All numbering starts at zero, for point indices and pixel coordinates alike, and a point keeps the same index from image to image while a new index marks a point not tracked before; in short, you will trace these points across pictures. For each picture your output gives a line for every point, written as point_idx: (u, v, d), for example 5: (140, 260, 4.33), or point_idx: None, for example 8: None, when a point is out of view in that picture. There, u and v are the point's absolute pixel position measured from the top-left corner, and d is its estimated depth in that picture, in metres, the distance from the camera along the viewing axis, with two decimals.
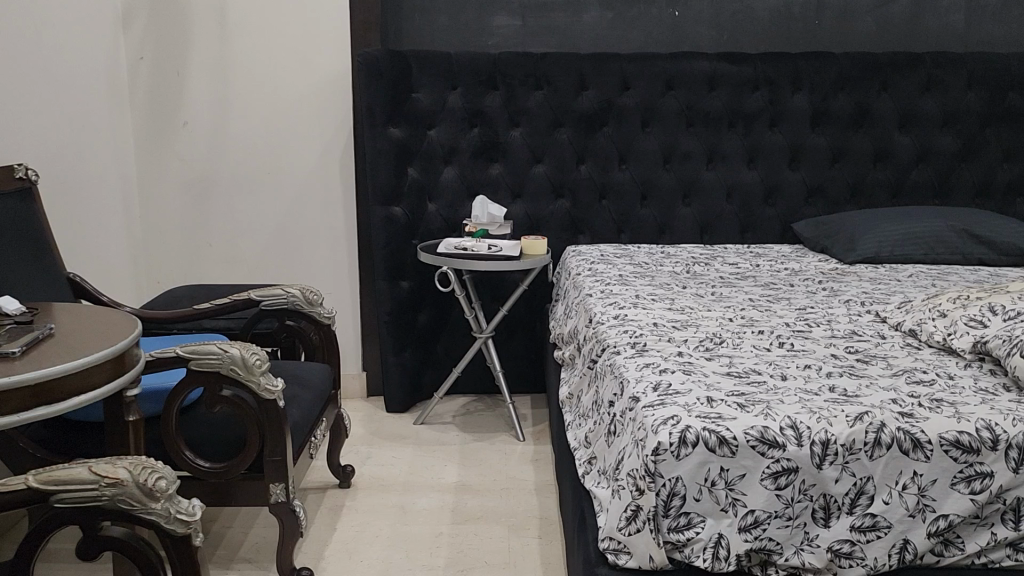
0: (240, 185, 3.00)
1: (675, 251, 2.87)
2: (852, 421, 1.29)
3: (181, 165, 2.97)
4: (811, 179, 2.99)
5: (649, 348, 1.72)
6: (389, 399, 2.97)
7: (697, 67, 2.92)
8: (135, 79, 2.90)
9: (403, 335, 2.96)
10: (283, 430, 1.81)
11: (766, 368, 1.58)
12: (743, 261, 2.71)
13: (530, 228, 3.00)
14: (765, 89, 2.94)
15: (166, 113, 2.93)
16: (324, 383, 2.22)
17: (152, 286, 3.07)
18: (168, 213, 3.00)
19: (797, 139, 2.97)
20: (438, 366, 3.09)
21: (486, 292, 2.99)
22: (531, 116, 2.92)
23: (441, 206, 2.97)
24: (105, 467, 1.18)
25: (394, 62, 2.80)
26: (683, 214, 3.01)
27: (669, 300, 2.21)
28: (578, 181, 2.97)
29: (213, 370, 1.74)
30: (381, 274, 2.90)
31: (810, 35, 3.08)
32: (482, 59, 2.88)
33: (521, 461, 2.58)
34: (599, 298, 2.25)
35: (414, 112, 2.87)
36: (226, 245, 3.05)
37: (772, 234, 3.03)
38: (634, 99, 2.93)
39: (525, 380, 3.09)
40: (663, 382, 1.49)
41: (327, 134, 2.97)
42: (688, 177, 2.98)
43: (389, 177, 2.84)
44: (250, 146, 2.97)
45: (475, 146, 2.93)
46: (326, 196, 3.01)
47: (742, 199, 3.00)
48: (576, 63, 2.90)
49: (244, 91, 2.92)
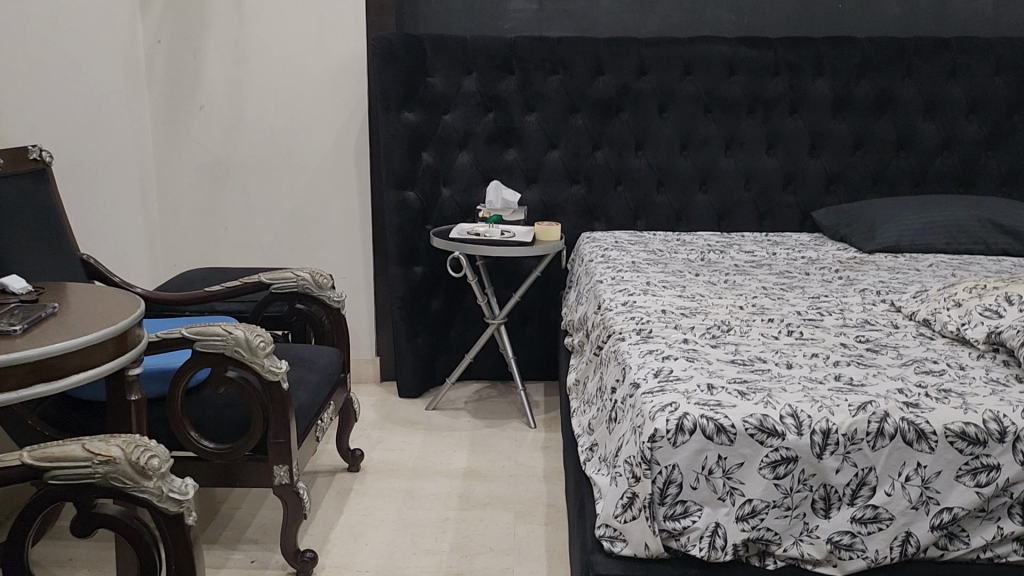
0: (256, 169, 3.00)
1: (690, 238, 2.83)
2: (854, 411, 1.26)
3: (198, 148, 2.98)
4: (832, 167, 2.94)
5: (654, 335, 1.70)
6: (402, 384, 2.98)
7: (716, 52, 2.87)
8: (151, 62, 2.91)
9: (416, 321, 2.96)
10: (288, 412, 1.81)
11: (771, 356, 1.55)
12: (760, 249, 2.67)
13: (544, 214, 2.98)
14: (786, 74, 2.89)
15: (183, 96, 2.94)
16: (332, 366, 2.22)
17: (168, 269, 3.09)
18: (184, 197, 3.02)
19: (818, 125, 2.91)
20: (451, 351, 3.08)
21: (499, 278, 2.98)
22: (547, 101, 2.90)
23: (456, 191, 2.96)
24: (98, 445, 1.19)
25: (409, 46, 2.78)
26: (700, 201, 2.97)
27: (680, 288, 2.18)
28: (594, 167, 2.95)
29: (217, 352, 1.74)
30: (394, 260, 2.89)
31: (833, 19, 3.02)
32: (497, 44, 2.85)
33: (531, 448, 2.57)
34: (609, 284, 2.23)
35: (429, 97, 2.86)
36: (240, 229, 3.06)
37: (790, 222, 2.98)
38: (651, 84, 2.89)
39: (538, 367, 3.08)
40: (665, 369, 1.47)
41: (342, 119, 2.96)
42: (705, 163, 2.94)
43: (403, 162, 2.82)
44: (266, 129, 2.97)
45: (490, 131, 2.91)
46: (340, 181, 3.01)
47: (761, 186, 2.95)
48: (593, 48, 2.87)
49: (259, 74, 2.92)
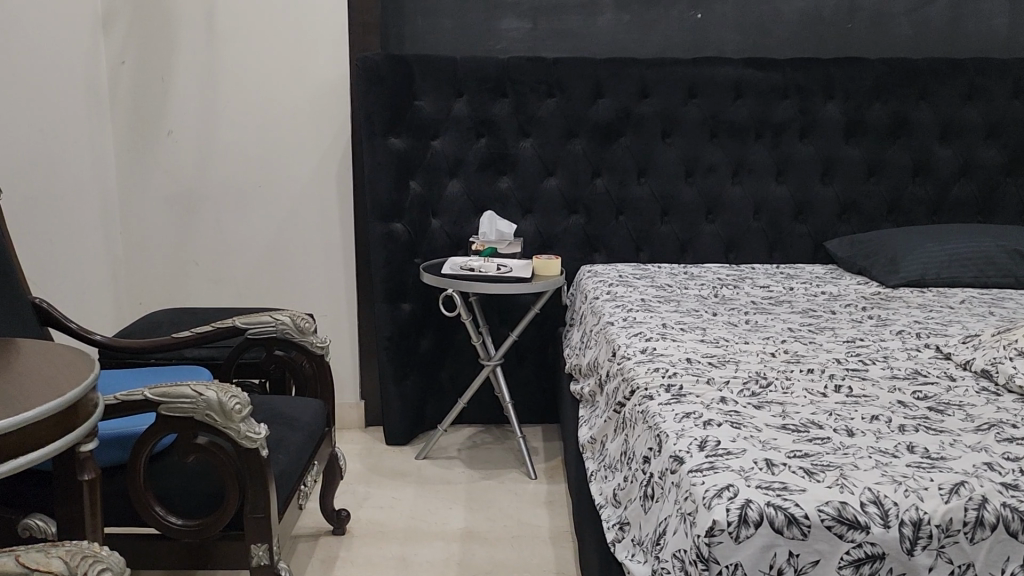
0: (230, 199, 2.78)
1: (698, 271, 2.65)
2: (946, 496, 1.07)
3: (166, 177, 2.76)
4: (846, 195, 2.77)
5: (687, 392, 1.50)
6: (389, 431, 2.75)
7: (722, 73, 2.70)
8: (116, 84, 2.69)
9: (404, 363, 2.74)
10: (267, 484, 1.59)
11: (827, 420, 1.35)
12: (775, 284, 2.49)
13: (541, 246, 2.79)
14: (795, 97, 2.72)
15: (150, 121, 2.72)
16: (316, 421, 2.00)
17: (134, 307, 2.85)
18: (151, 229, 2.79)
19: (830, 151, 2.75)
20: (441, 394, 2.87)
21: (493, 315, 2.77)
22: (543, 126, 2.71)
23: (446, 222, 2.76)
24: (36, 558, 0.96)
25: (395, 67, 2.58)
26: (707, 232, 2.79)
27: (700, 331, 1.98)
28: (593, 196, 2.76)
29: (185, 416, 1.52)
30: (380, 297, 2.67)
31: (842, 39, 2.86)
32: (490, 65, 2.66)
33: (533, 504, 2.35)
34: (622, 327, 2.03)
35: (417, 121, 2.66)
36: (212, 264, 2.83)
37: (802, 253, 2.81)
38: (654, 107, 2.71)
39: (536, 410, 2.87)
40: (710, 439, 1.26)
41: (324, 144, 2.75)
42: (712, 191, 2.76)
43: (390, 191, 2.61)
44: (241, 157, 2.75)
45: (482, 158, 2.72)
46: (322, 211, 2.80)
47: (770, 216, 2.77)
48: (591, 69, 2.69)
49: (233, 98, 2.71)
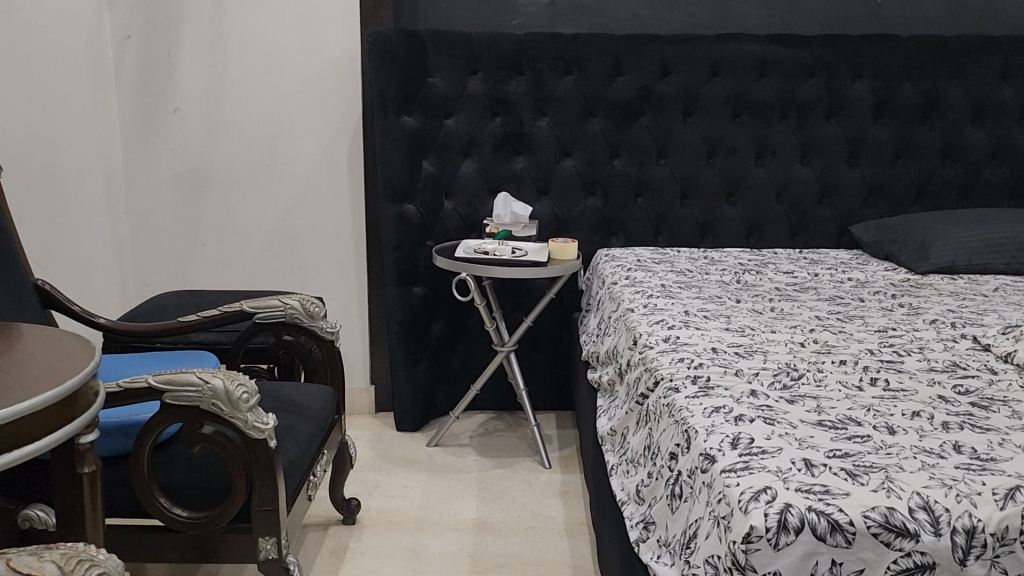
0: (238, 178, 2.71)
1: (719, 256, 2.58)
2: (1001, 502, 1.00)
3: (172, 156, 2.69)
4: (872, 177, 2.68)
5: (715, 385, 1.42)
6: (400, 417, 2.69)
7: (747, 50, 2.61)
8: (121, 59, 2.62)
9: (416, 348, 2.67)
10: (276, 476, 1.52)
11: (865, 417, 1.28)
12: (799, 270, 2.41)
13: (556, 229, 2.71)
14: (822, 75, 2.63)
15: (156, 98, 2.65)
16: (325, 409, 1.94)
17: (140, 289, 2.79)
18: (157, 208, 2.72)
19: (857, 131, 2.65)
20: (453, 380, 2.80)
21: (507, 299, 2.70)
22: (560, 105, 2.63)
23: (460, 203, 2.68)
24: (28, 562, 0.89)
25: (408, 42, 2.50)
26: (728, 215, 2.70)
27: (724, 318, 1.91)
28: (611, 177, 2.67)
29: (192, 405, 1.46)
30: (391, 280, 2.60)
31: (872, 15, 2.76)
32: (506, 41, 2.58)
33: (548, 495, 2.29)
34: (643, 314, 1.95)
35: (430, 99, 2.58)
36: (219, 246, 2.76)
37: (826, 238, 2.72)
38: (675, 86, 2.63)
39: (549, 397, 2.81)
40: (743, 436, 1.19)
41: (334, 123, 2.68)
42: (734, 173, 2.67)
43: (402, 171, 2.54)
44: (248, 137, 2.68)
45: (497, 137, 2.64)
46: (332, 193, 2.73)
47: (794, 199, 2.69)
48: (611, 45, 2.60)
49: (241, 75, 2.63)
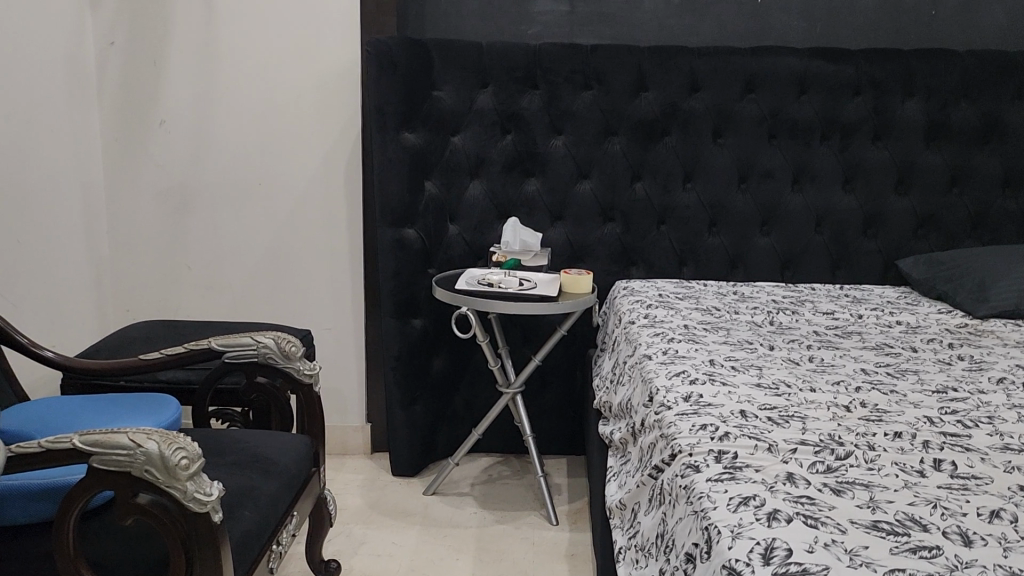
0: (227, 197, 2.51)
1: (749, 292, 2.33)
2: None
3: (157, 171, 2.49)
4: (923, 207, 2.41)
5: (743, 466, 1.17)
6: (395, 461, 2.46)
7: (786, 65, 2.36)
8: (104, 67, 2.43)
9: (415, 386, 2.44)
10: (220, 553, 1.30)
11: (931, 517, 1.02)
12: (841, 310, 2.16)
13: (571, 258, 2.47)
14: (869, 93, 2.38)
15: (141, 109, 2.45)
16: (298, 463, 1.71)
17: (121, 314, 2.59)
18: (140, 227, 2.53)
19: (908, 155, 2.39)
20: (456, 420, 2.57)
21: (516, 334, 2.47)
22: (577, 122, 2.40)
23: (466, 228, 2.45)
24: None
25: (412, 52, 2.28)
26: (761, 246, 2.45)
27: (755, 371, 1.65)
28: (632, 202, 2.43)
29: (121, 472, 1.24)
30: (388, 312, 2.38)
31: (924, 28, 2.50)
32: (520, 51, 2.35)
33: (554, 558, 2.04)
34: (661, 362, 1.70)
35: (435, 114, 2.36)
36: (206, 270, 2.56)
37: (869, 273, 2.45)
38: (704, 103, 2.39)
39: (560, 441, 2.56)
40: (778, 545, 0.94)
41: (331, 139, 2.47)
42: (769, 200, 2.42)
43: (403, 193, 2.32)
44: (239, 152, 2.48)
45: (508, 157, 2.42)
46: (327, 214, 2.51)
47: (835, 229, 2.43)
48: (634, 57, 2.36)
49: (232, 85, 2.43)
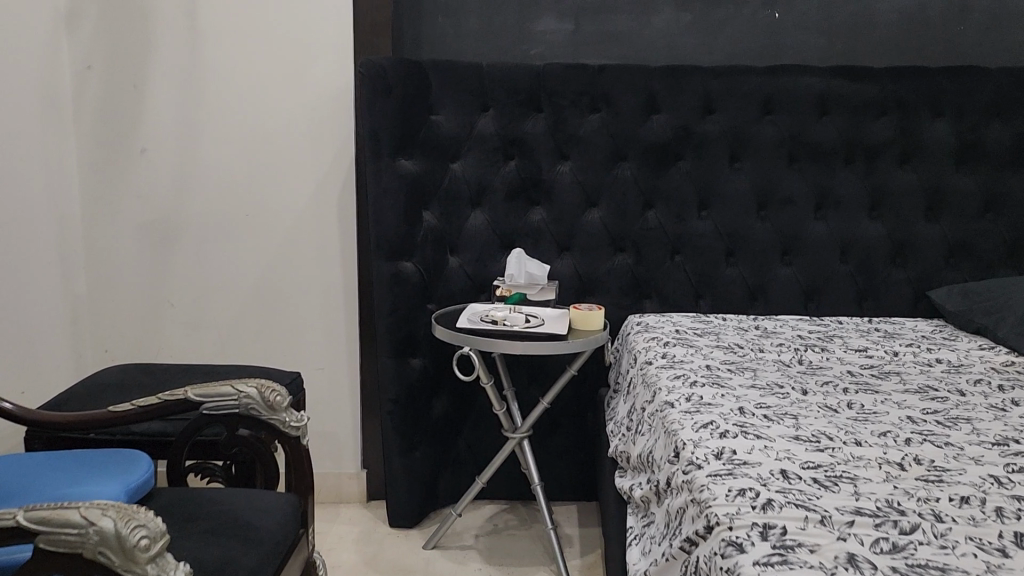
0: (213, 229, 2.35)
1: (772, 326, 2.17)
2: None
3: (138, 204, 2.34)
4: (955, 234, 2.26)
5: (796, 547, 1.00)
6: (393, 511, 2.29)
7: (806, 84, 2.21)
8: (80, 93, 2.28)
9: (413, 430, 2.27)
10: None
11: None
12: (874, 347, 1.99)
13: (579, 291, 2.31)
14: (895, 113, 2.23)
15: (119, 137, 2.31)
16: (283, 527, 1.54)
17: (99, 355, 2.42)
18: (120, 262, 2.37)
19: (938, 179, 2.24)
20: (458, 465, 2.40)
21: (522, 374, 2.32)
22: (584, 147, 2.25)
23: (467, 260, 2.29)
24: None
25: (408, 73, 2.14)
26: (782, 276, 2.29)
27: (791, 421, 1.49)
28: (644, 232, 2.28)
29: (72, 553, 1.08)
30: (384, 351, 2.22)
31: (951, 44, 2.36)
32: (522, 72, 2.21)
33: None
34: (685, 410, 1.54)
35: (433, 140, 2.21)
36: (190, 307, 2.40)
37: (899, 304, 2.29)
38: (720, 125, 2.24)
39: (569, 487, 2.39)
40: None
41: (323, 168, 2.31)
42: (791, 227, 2.26)
43: (399, 224, 2.17)
44: (225, 182, 2.33)
45: (511, 184, 2.26)
46: (318, 247, 2.36)
47: (861, 259, 2.27)
48: (644, 78, 2.22)
49: (217, 111, 2.29)
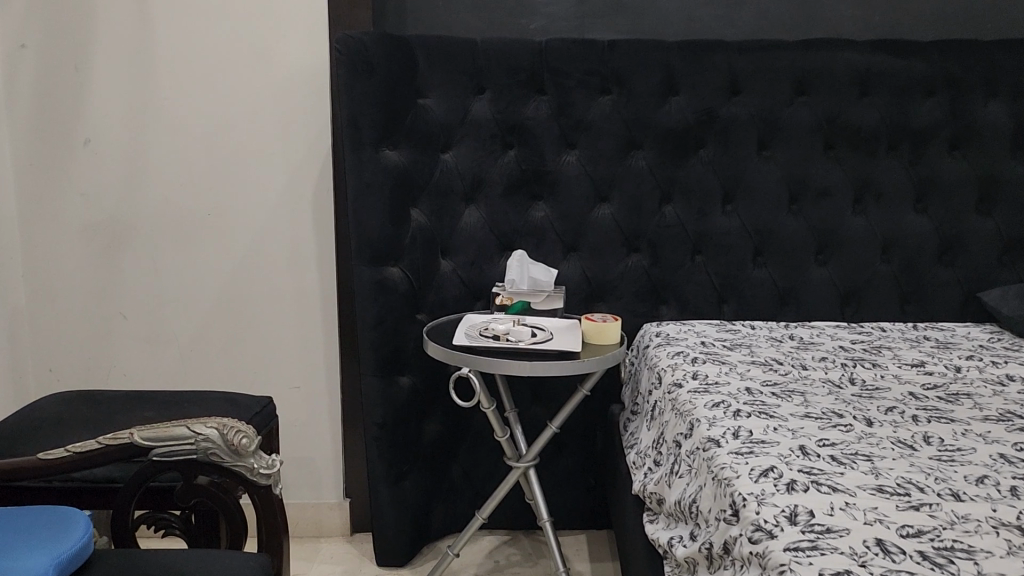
0: (171, 230, 2.06)
1: (809, 336, 1.91)
2: None
3: (82, 203, 2.04)
4: (1009, 227, 2.01)
5: None
6: (380, 548, 2.02)
7: (845, 61, 1.96)
8: (12, 76, 1.98)
9: (403, 456, 2.01)
10: None
11: None
12: (932, 360, 1.74)
13: (588, 297, 2.05)
14: (944, 93, 1.98)
15: (59, 127, 2.00)
16: None
17: (42, 375, 2.12)
18: (63, 270, 2.07)
19: (990, 166, 1.99)
20: (452, 493, 2.13)
21: (524, 391, 2.05)
22: (593, 134, 1.98)
23: (460, 263, 2.02)
24: None
25: (391, 50, 1.85)
26: (816, 277, 2.03)
27: (866, 464, 1.23)
28: (662, 229, 2.01)
29: None
30: (368, 369, 1.95)
31: (1001, 16, 2.11)
32: (523, 48, 1.93)
33: None
34: (737, 451, 1.28)
35: (421, 127, 1.93)
36: (146, 320, 2.11)
37: (945, 307, 2.04)
38: (747, 108, 1.98)
39: (578, 515, 2.14)
40: None
41: (295, 160, 2.03)
42: (826, 223, 2.01)
43: (384, 225, 1.89)
44: (183, 176, 2.03)
45: (511, 177, 1.99)
46: (291, 250, 2.07)
47: (905, 257, 2.02)
48: (662, 54, 1.95)
49: (172, 96, 1.99)
